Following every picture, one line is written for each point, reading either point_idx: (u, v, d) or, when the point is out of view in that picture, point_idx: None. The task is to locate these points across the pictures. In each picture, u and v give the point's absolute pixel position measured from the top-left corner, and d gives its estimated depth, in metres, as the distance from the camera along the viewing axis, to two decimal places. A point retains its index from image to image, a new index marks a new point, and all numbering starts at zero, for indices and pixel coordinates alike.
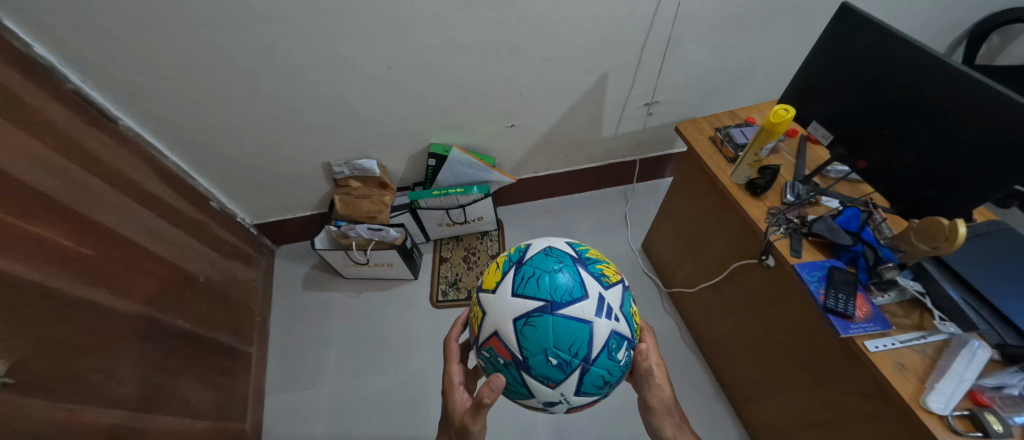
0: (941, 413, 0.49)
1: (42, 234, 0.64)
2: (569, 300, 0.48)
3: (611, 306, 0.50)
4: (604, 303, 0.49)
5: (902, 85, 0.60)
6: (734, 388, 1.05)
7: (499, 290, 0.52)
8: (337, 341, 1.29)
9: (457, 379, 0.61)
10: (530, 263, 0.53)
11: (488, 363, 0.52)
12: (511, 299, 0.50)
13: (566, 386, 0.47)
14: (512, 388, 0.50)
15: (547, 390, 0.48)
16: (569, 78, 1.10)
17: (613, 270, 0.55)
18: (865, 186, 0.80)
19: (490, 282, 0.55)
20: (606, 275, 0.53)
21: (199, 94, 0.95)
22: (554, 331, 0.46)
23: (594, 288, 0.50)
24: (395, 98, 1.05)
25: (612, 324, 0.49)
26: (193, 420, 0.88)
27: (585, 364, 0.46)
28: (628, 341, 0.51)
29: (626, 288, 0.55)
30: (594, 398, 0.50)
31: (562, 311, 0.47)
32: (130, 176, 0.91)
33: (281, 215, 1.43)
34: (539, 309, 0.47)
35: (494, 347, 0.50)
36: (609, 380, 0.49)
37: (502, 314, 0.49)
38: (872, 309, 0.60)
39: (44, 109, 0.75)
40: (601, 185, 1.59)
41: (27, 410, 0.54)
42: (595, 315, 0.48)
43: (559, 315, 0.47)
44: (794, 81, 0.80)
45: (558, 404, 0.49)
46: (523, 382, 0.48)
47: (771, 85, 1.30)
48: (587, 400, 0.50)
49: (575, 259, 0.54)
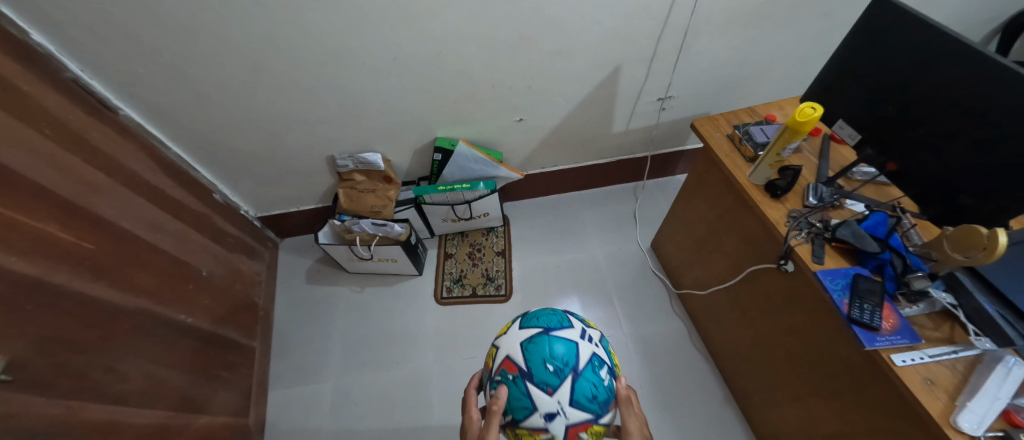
0: (974, 433, 0.46)
1: (40, 228, 0.63)
2: (561, 327, 0.55)
3: (593, 338, 0.56)
4: (586, 334, 0.55)
5: (939, 85, 0.55)
6: (744, 393, 1.03)
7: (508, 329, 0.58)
8: (341, 336, 1.28)
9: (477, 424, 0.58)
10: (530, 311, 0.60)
11: (495, 388, 0.53)
12: (517, 331, 0.56)
13: (562, 392, 0.49)
14: (513, 406, 0.50)
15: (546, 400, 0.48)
16: (580, 71, 1.06)
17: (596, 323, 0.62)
18: (892, 189, 0.76)
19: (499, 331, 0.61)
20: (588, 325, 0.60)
21: (200, 84, 0.93)
22: (551, 343, 0.52)
23: (580, 324, 0.57)
24: (400, 91, 1.02)
25: (594, 347, 0.54)
26: (196, 414, 0.88)
27: (574, 373, 0.50)
28: (611, 366, 0.54)
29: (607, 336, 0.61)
30: (591, 417, 0.49)
31: (556, 332, 0.53)
32: (132, 168, 0.90)
33: (286, 209, 1.42)
34: (537, 331, 0.54)
35: (504, 369, 0.52)
36: (601, 397, 0.50)
37: (510, 340, 0.55)
38: (900, 321, 0.57)
39: (42, 99, 0.73)
40: (609, 181, 1.56)
41: (25, 407, 0.53)
42: (579, 338, 0.54)
43: (554, 334, 0.53)
44: (820, 77, 0.75)
45: (556, 420, 0.48)
46: (527, 394, 0.49)
47: (791, 80, 1.25)
48: (585, 422, 0.49)
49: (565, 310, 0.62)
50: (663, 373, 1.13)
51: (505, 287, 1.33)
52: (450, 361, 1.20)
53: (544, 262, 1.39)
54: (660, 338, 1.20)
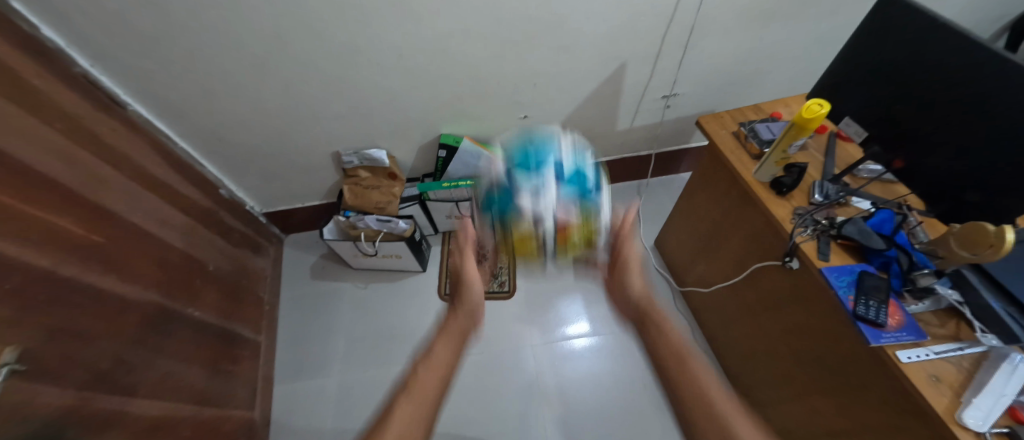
0: (979, 430, 0.46)
1: (52, 221, 0.63)
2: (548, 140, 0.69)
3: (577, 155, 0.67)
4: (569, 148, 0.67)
5: (947, 82, 0.55)
6: (747, 390, 1.04)
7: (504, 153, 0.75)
8: (346, 331, 1.29)
9: (473, 271, 0.67)
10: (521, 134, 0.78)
11: (488, 200, 0.69)
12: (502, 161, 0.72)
13: (549, 193, 0.59)
14: (500, 203, 0.64)
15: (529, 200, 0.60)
16: (585, 68, 1.06)
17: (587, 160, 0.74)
18: (899, 187, 0.76)
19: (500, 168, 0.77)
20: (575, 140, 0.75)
21: (208, 79, 0.93)
22: (534, 144, 0.66)
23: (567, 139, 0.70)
24: (406, 87, 1.03)
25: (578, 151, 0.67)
26: (204, 407, 0.89)
27: (559, 179, 0.61)
28: (594, 175, 0.65)
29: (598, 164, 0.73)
30: (569, 206, 0.61)
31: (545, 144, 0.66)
32: (140, 163, 0.91)
33: (291, 205, 1.43)
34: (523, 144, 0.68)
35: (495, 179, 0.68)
36: (584, 195, 0.61)
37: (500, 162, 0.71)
38: (905, 318, 0.57)
39: (53, 94, 0.74)
40: (613, 179, 1.56)
41: (38, 397, 0.54)
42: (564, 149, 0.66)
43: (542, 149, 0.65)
44: (827, 74, 0.75)
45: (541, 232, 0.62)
46: (512, 182, 0.62)
47: (797, 78, 1.24)
48: (565, 209, 0.60)
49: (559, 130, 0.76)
50: None
51: (509, 283, 1.34)
52: None
53: None
54: None
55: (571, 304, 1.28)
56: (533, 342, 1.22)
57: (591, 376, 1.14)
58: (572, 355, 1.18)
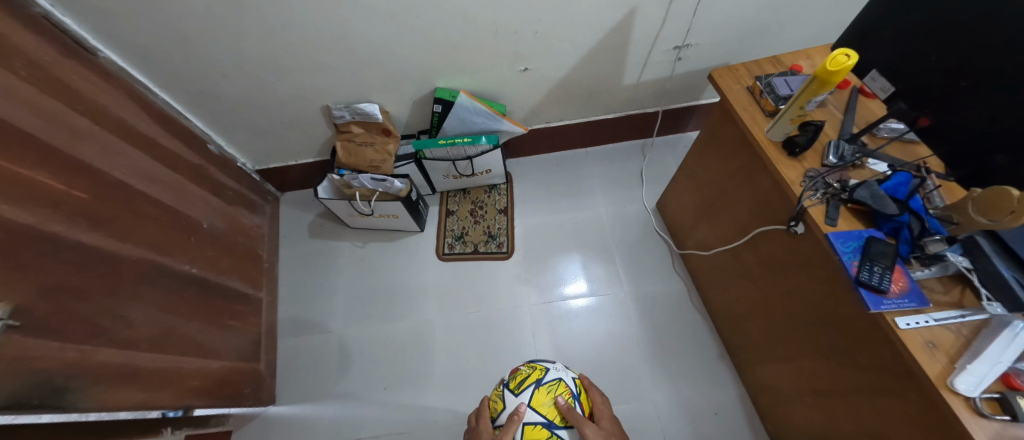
0: (969, 394, 0.46)
1: (30, 175, 0.61)
2: (551, 377, 0.78)
3: (551, 366, 0.81)
4: (551, 367, 0.81)
5: (994, 31, 0.48)
6: (740, 350, 1.06)
7: (518, 392, 0.75)
8: (346, 289, 1.31)
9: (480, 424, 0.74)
10: (540, 387, 0.76)
11: (539, 411, 0.72)
12: (520, 400, 0.74)
13: (523, 395, 0.75)
14: (548, 411, 0.72)
15: (551, 362, 0.83)
16: (592, 14, 0.96)
17: (538, 370, 0.79)
18: (920, 148, 0.71)
19: (555, 416, 0.72)
20: (540, 368, 0.80)
21: (179, 22, 0.85)
22: (541, 386, 0.76)
23: (556, 373, 0.79)
24: (395, 34, 0.94)
25: (556, 372, 0.79)
26: (209, 360, 0.92)
27: (538, 383, 0.76)
28: (551, 367, 0.81)
29: (546, 369, 0.79)
30: (558, 382, 0.77)
31: (547, 377, 0.77)
32: (119, 116, 0.86)
33: (284, 161, 1.39)
34: (534, 390, 0.75)
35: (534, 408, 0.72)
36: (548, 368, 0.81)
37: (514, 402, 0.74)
38: (910, 284, 0.56)
39: (14, 37, 0.67)
40: (617, 138, 1.50)
41: (35, 351, 0.54)
42: (553, 367, 0.80)
43: (545, 380, 0.77)
44: (855, 22, 0.66)
45: (569, 377, 0.79)
46: (550, 377, 0.78)
47: (827, 27, 1.13)
48: (554, 376, 0.78)
49: (540, 379, 0.77)
50: (661, 331, 1.16)
51: (507, 245, 1.33)
52: (453, 316, 1.23)
53: (546, 220, 1.38)
54: (659, 297, 1.21)
55: (570, 264, 1.28)
56: (530, 301, 1.23)
57: (586, 335, 1.16)
58: (569, 315, 1.20)
